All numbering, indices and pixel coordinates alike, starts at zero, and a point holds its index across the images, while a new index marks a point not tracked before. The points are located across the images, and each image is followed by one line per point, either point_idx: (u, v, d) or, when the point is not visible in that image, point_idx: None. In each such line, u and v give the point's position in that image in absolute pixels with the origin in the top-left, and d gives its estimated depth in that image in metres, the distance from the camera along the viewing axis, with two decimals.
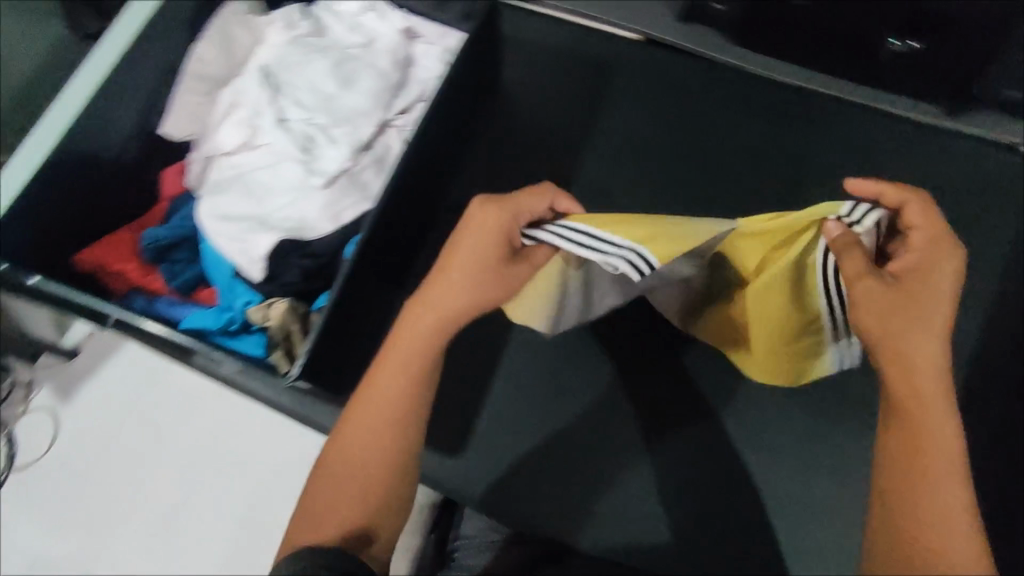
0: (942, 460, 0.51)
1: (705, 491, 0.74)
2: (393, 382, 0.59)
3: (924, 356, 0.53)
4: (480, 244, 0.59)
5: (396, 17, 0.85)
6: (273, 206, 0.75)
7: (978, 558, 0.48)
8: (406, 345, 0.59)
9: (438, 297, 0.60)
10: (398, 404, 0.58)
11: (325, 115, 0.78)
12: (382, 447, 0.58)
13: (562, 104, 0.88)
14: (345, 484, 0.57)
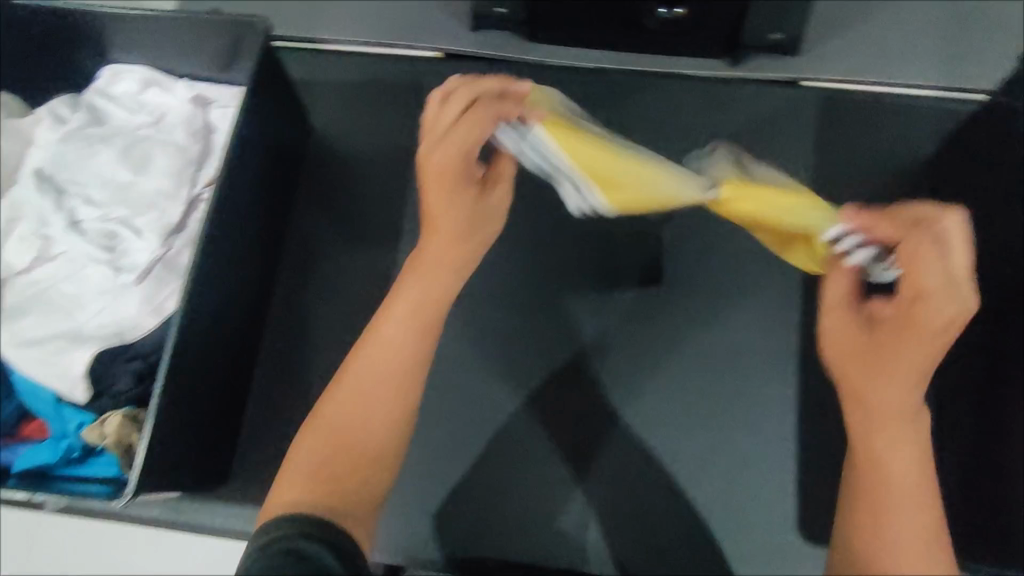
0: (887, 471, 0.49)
1: (609, 479, 0.78)
2: (384, 364, 0.55)
3: (899, 368, 0.51)
4: (456, 185, 0.59)
5: (182, 87, 0.82)
6: (87, 317, 0.70)
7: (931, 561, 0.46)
8: (399, 313, 0.57)
9: (406, 306, 0.57)
10: (413, 360, 0.55)
11: (123, 207, 0.74)
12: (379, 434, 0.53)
13: (380, 136, 0.88)
14: (348, 459, 0.51)
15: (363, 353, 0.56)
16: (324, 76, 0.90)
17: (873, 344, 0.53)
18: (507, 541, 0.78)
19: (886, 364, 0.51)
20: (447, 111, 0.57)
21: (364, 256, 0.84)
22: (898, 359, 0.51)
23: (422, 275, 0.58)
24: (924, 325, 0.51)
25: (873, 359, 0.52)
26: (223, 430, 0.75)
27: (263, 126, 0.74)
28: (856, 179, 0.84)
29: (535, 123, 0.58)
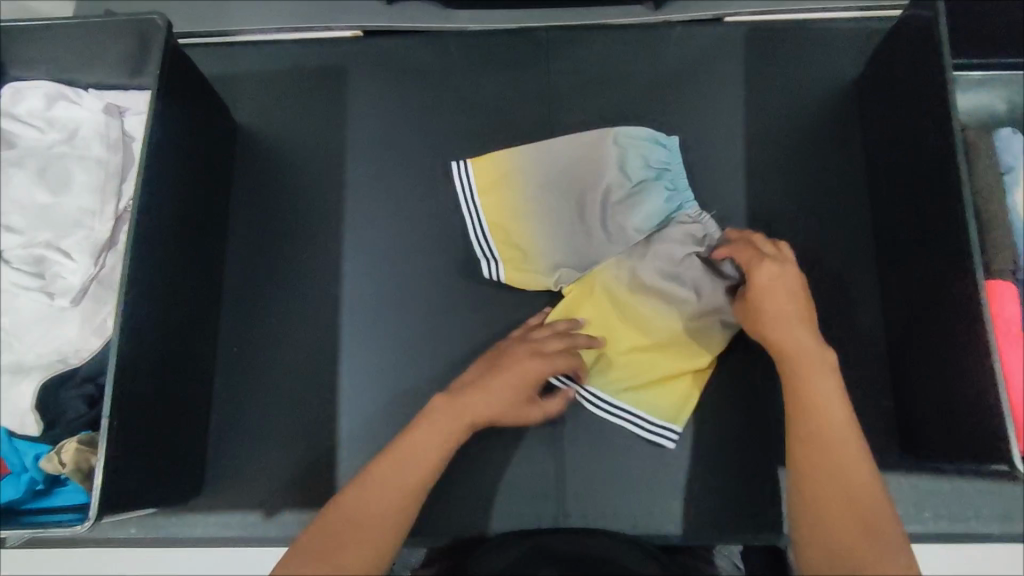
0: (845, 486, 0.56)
1: (573, 436, 0.77)
2: (394, 486, 0.60)
3: (806, 358, 0.62)
4: (515, 384, 0.67)
5: (90, 98, 0.77)
6: (25, 348, 0.68)
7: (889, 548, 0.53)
8: (426, 438, 0.62)
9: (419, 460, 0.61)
10: (425, 479, 0.61)
11: (46, 230, 0.70)
12: (381, 539, 0.57)
13: (308, 126, 0.86)
14: (338, 552, 0.56)
15: (375, 473, 0.60)
16: (244, 72, 0.87)
17: (782, 339, 0.63)
18: (482, 511, 0.76)
19: (788, 352, 0.63)
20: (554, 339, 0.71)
21: (307, 248, 0.82)
22: (800, 349, 0.62)
23: (448, 411, 0.64)
24: (764, 310, 0.64)
25: (791, 351, 0.62)
26: (183, 441, 0.73)
27: (181, 129, 0.72)
28: (786, 110, 0.85)
29: (476, 195, 0.78)
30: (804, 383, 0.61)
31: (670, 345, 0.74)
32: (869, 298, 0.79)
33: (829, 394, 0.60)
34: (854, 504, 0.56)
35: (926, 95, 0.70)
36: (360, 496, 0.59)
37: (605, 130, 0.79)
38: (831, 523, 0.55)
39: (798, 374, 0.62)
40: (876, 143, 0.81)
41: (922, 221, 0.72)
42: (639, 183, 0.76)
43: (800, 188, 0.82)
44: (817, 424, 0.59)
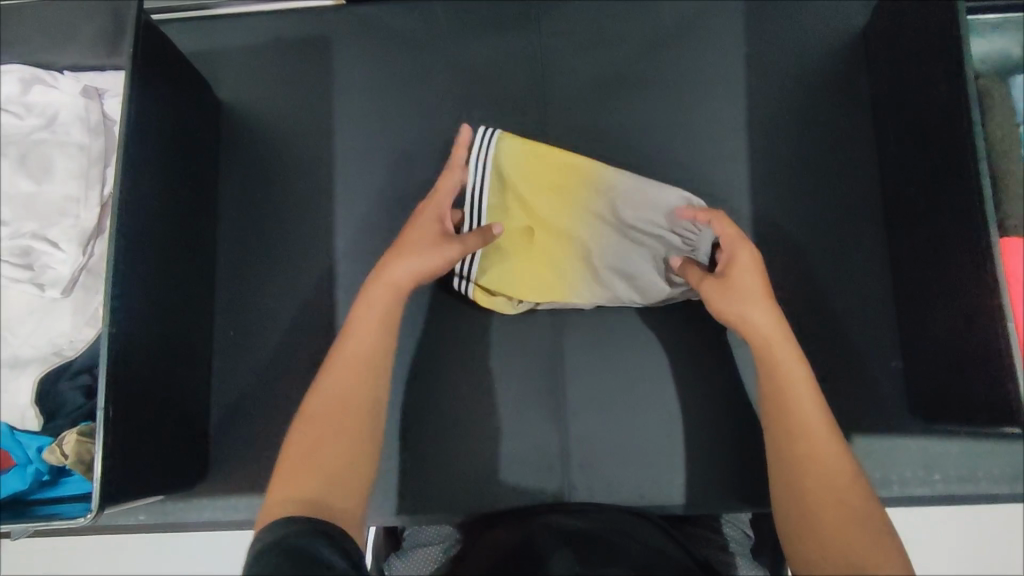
0: (819, 462, 0.57)
1: (575, 412, 0.76)
2: (347, 386, 0.60)
3: (775, 349, 0.62)
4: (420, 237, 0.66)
5: (66, 81, 0.74)
6: (21, 341, 0.68)
7: (864, 523, 0.53)
8: (356, 332, 0.62)
9: (365, 349, 0.61)
10: (372, 360, 0.61)
11: (31, 220, 0.69)
12: (358, 431, 0.58)
13: (294, 101, 0.83)
14: (322, 453, 0.56)
15: (326, 388, 0.60)
16: (225, 46, 0.84)
17: (767, 344, 0.62)
18: (486, 487, 0.75)
19: (765, 342, 0.62)
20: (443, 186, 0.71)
21: (299, 228, 0.80)
22: (783, 365, 0.61)
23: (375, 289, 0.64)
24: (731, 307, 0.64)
25: (770, 346, 0.62)
26: (184, 427, 0.73)
27: (160, 107, 0.69)
28: (790, 65, 0.81)
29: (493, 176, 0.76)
30: (787, 396, 0.60)
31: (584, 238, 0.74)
32: (877, 259, 0.77)
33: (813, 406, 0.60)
34: (828, 478, 0.56)
35: (938, 43, 0.67)
36: (320, 410, 0.58)
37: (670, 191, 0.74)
38: (823, 522, 0.53)
39: (782, 392, 0.61)
40: (884, 97, 0.77)
41: (933, 178, 0.69)
42: (639, 257, 0.75)
43: (806, 148, 0.79)
44: (806, 436, 0.58)
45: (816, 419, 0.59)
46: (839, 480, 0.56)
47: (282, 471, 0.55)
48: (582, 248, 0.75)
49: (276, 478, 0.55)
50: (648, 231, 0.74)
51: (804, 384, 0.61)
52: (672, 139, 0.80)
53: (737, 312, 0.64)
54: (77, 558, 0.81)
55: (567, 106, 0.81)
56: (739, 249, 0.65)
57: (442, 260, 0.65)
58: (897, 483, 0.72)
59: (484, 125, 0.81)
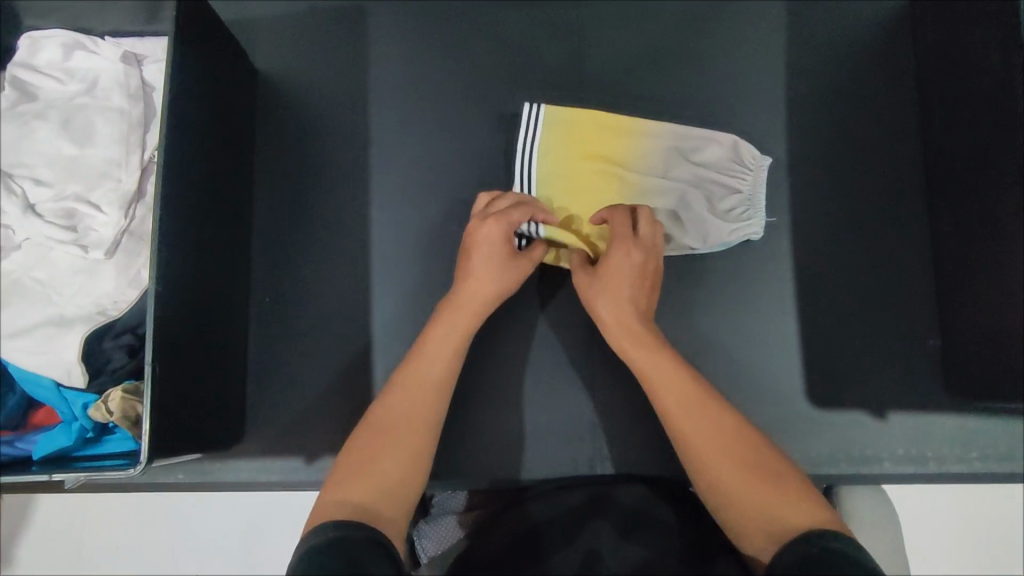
0: (709, 435, 0.58)
1: (608, 384, 0.76)
2: (408, 401, 0.62)
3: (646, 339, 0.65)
4: (491, 251, 0.68)
5: (107, 46, 0.74)
6: (66, 300, 0.69)
7: (763, 488, 0.55)
8: (426, 356, 0.65)
9: (422, 370, 0.64)
10: (440, 384, 0.64)
11: (76, 182, 0.70)
12: (415, 449, 0.59)
13: (330, 71, 0.83)
14: (379, 465, 0.57)
15: (390, 400, 0.62)
16: (260, 15, 0.84)
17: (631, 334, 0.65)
18: (517, 456, 0.76)
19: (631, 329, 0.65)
20: (500, 203, 0.70)
21: (334, 196, 0.80)
22: (650, 356, 0.63)
23: (450, 314, 0.67)
24: (605, 303, 0.66)
25: (636, 337, 0.65)
26: (222, 390, 0.74)
27: (200, 72, 0.70)
28: (833, 37, 0.79)
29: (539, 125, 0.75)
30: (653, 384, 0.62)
31: (636, 182, 0.74)
32: (918, 235, 0.75)
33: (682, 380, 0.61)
34: (723, 447, 0.58)
35: (994, 13, 0.65)
36: (382, 422, 0.60)
37: (716, 138, 0.75)
38: (735, 493, 0.55)
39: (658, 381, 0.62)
40: (931, 70, 0.75)
41: (980, 152, 0.67)
42: (695, 199, 0.74)
43: (847, 123, 0.78)
44: (681, 412, 0.60)
45: (679, 398, 0.61)
46: (730, 446, 0.57)
47: (339, 472, 0.57)
48: (637, 191, 0.74)
49: (331, 478, 0.56)
50: (700, 174, 0.74)
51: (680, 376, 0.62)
52: (710, 112, 0.79)
53: (616, 305, 0.66)
54: (113, 516, 0.83)
55: (604, 77, 0.80)
56: (617, 244, 0.66)
57: (503, 290, 0.68)
58: (932, 461, 0.72)
59: (520, 96, 0.80)
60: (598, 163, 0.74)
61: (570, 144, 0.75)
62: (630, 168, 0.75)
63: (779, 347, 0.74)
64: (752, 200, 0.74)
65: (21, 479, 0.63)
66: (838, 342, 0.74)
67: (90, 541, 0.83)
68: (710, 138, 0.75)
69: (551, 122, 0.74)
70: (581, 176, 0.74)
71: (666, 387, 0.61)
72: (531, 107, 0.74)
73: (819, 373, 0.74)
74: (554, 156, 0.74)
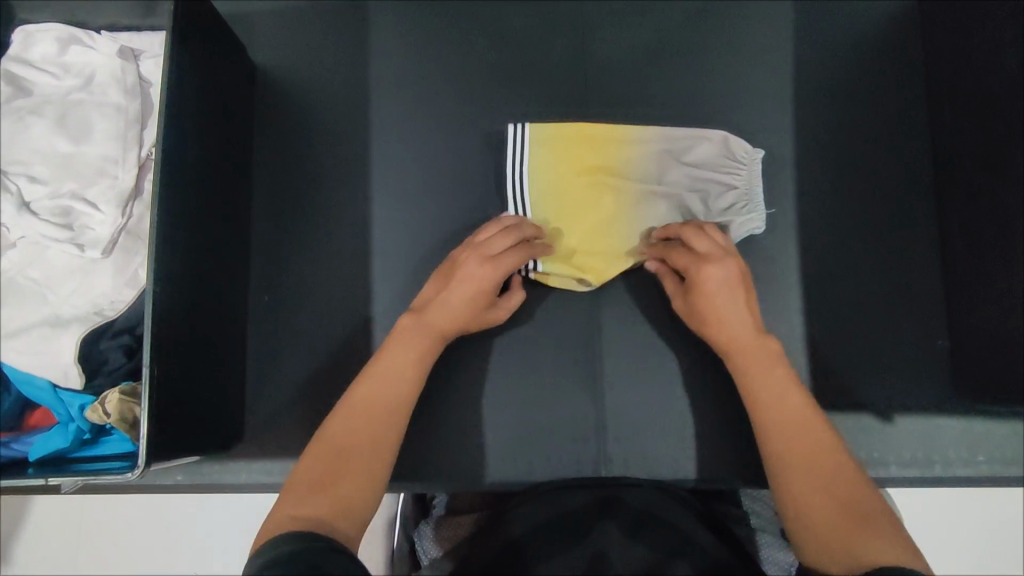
0: (806, 452, 0.57)
1: (612, 386, 0.75)
2: (370, 417, 0.61)
3: (751, 351, 0.63)
4: (478, 291, 0.67)
5: (104, 41, 0.73)
6: (63, 300, 0.68)
7: (856, 518, 0.52)
8: (387, 368, 0.64)
9: (383, 383, 0.63)
10: (400, 401, 0.63)
11: (71, 179, 0.69)
12: (368, 465, 0.58)
13: (330, 67, 0.81)
14: (334, 482, 0.56)
15: (348, 413, 0.61)
16: (258, 9, 0.82)
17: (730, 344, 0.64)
18: (520, 459, 0.75)
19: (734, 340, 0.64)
20: (494, 243, 0.68)
21: (334, 195, 0.79)
22: (758, 369, 0.63)
23: (415, 328, 0.66)
24: (703, 315, 0.65)
25: (740, 349, 0.64)
26: (221, 391, 0.73)
27: (199, 68, 0.68)
28: (841, 35, 0.78)
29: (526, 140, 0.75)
30: (756, 398, 0.62)
31: (632, 185, 0.73)
32: (926, 236, 0.74)
33: (790, 400, 0.61)
34: (820, 469, 0.56)
35: (1007, 10, 0.64)
36: (340, 439, 0.59)
37: (708, 137, 0.74)
38: (820, 517, 0.53)
39: (768, 392, 0.62)
40: (942, 67, 0.74)
41: (991, 152, 0.67)
42: (693, 199, 0.73)
43: (856, 121, 0.77)
44: (782, 427, 0.59)
45: (784, 409, 0.60)
46: (823, 469, 0.56)
47: (291, 487, 0.56)
48: (636, 194, 0.73)
49: (282, 494, 0.56)
50: (697, 174, 0.74)
51: (787, 391, 0.61)
52: (716, 111, 0.78)
53: (713, 323, 0.65)
54: (112, 516, 0.82)
55: (608, 75, 0.79)
56: (692, 268, 0.65)
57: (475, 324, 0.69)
58: (939, 465, 0.71)
59: (523, 92, 0.79)
60: (592, 171, 0.74)
61: (561, 156, 0.74)
62: (624, 173, 0.74)
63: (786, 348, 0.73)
64: (749, 196, 0.73)
65: (16, 482, 0.61)
66: (845, 345, 0.73)
67: (88, 544, 0.82)
68: (699, 137, 0.74)
69: (539, 137, 0.74)
70: (576, 185, 0.74)
71: (771, 402, 0.61)
72: (517, 124, 0.75)
73: (827, 376, 0.73)
74: (546, 171, 0.74)
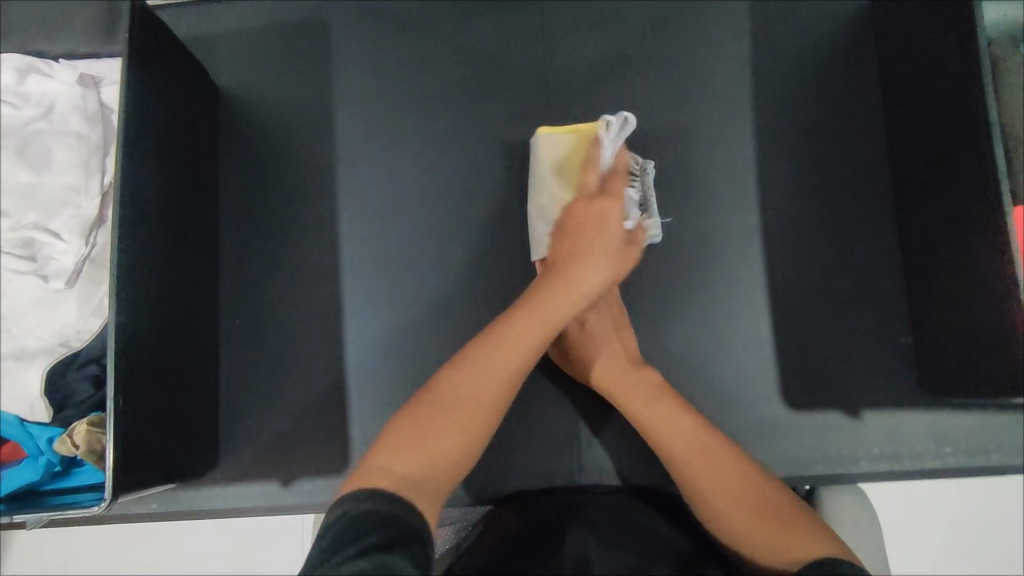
0: (712, 473, 0.60)
1: (585, 395, 0.76)
2: (478, 386, 0.61)
3: (638, 383, 0.67)
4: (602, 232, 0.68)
5: (63, 68, 0.72)
6: (28, 332, 0.70)
7: (778, 527, 0.55)
8: (513, 332, 0.63)
9: (505, 354, 0.62)
10: (515, 373, 0.63)
11: (33, 211, 0.70)
12: (469, 437, 0.59)
13: (293, 86, 0.82)
14: (435, 442, 0.57)
15: (466, 369, 0.61)
16: (220, 32, 0.83)
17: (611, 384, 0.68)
18: (496, 471, 0.75)
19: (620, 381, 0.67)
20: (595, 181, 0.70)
21: (301, 216, 0.79)
22: (651, 404, 0.65)
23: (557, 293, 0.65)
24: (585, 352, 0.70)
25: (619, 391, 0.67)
26: (194, 417, 0.73)
27: (158, 94, 0.68)
28: (796, 39, 0.80)
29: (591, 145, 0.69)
30: (642, 417, 0.65)
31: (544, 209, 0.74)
32: (886, 234, 0.76)
33: (678, 422, 0.63)
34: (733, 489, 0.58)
35: (951, 14, 0.65)
36: (443, 399, 0.59)
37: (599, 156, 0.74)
38: (750, 536, 0.55)
39: (662, 420, 0.64)
40: (893, 69, 0.76)
41: (943, 152, 0.68)
42: None
43: (813, 124, 0.78)
44: (678, 455, 0.61)
45: (678, 425, 0.63)
46: (734, 485, 0.58)
47: (393, 438, 0.56)
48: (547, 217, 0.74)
49: (384, 441, 0.56)
50: None
51: (673, 414, 0.64)
52: (677, 117, 0.79)
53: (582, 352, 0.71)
54: (90, 547, 0.82)
55: (571, 86, 0.80)
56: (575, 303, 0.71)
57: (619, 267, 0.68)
58: (907, 458, 0.73)
59: (486, 106, 0.80)
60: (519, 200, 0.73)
61: None
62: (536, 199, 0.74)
63: (754, 349, 0.74)
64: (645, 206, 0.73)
65: None
66: (812, 343, 0.74)
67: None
68: (592, 144, 0.72)
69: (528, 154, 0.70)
70: None
71: (665, 427, 0.63)
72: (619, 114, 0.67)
73: (795, 376, 0.74)
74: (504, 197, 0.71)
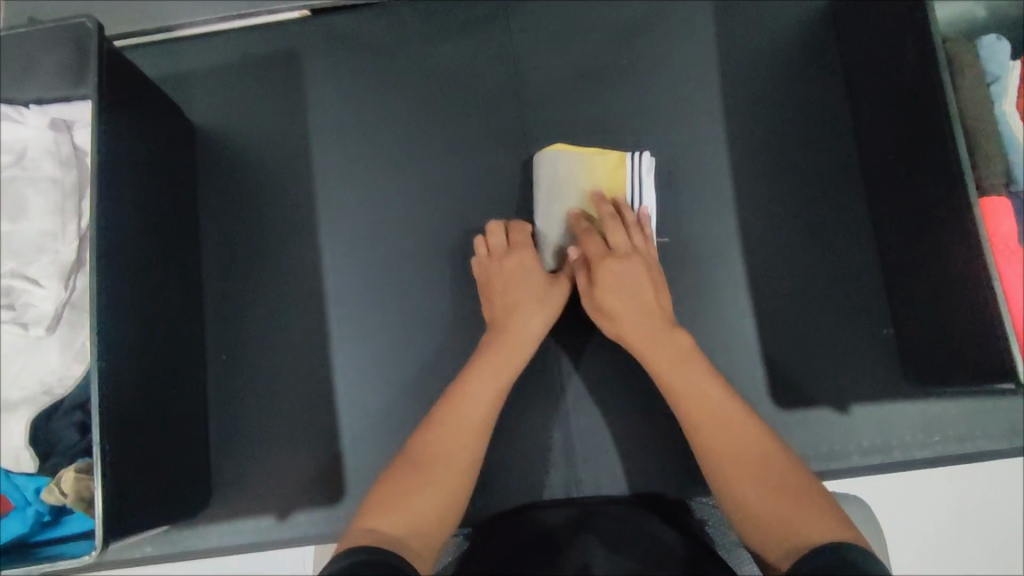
0: (741, 452, 0.59)
1: (576, 407, 0.76)
2: (451, 445, 0.63)
3: (671, 351, 0.66)
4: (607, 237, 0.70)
5: (33, 114, 0.72)
6: (7, 383, 0.67)
7: (798, 511, 0.54)
8: (472, 389, 0.66)
9: (467, 405, 0.65)
10: (481, 424, 0.65)
11: (10, 259, 0.69)
12: (447, 490, 0.60)
13: (268, 119, 0.82)
14: (413, 501, 0.58)
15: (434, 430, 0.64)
16: (191, 69, 0.83)
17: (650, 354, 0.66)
18: (493, 490, 0.75)
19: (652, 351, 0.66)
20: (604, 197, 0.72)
21: (283, 246, 0.79)
22: (689, 377, 0.64)
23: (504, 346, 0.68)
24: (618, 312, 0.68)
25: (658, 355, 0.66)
26: (183, 455, 0.72)
27: (132, 135, 0.68)
28: (761, 44, 0.81)
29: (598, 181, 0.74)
30: (675, 391, 0.64)
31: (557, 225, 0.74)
32: (861, 229, 0.77)
33: (709, 401, 0.62)
34: (760, 471, 0.57)
35: (906, 12, 0.67)
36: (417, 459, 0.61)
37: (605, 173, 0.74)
38: (768, 518, 0.54)
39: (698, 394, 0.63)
40: (856, 67, 0.77)
41: (910, 143, 0.69)
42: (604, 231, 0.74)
43: (783, 125, 0.80)
44: (708, 434, 0.61)
45: (716, 397, 0.63)
46: (762, 471, 0.57)
47: (375, 502, 0.58)
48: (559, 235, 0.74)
49: (367, 507, 0.58)
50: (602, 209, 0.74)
51: (708, 387, 0.63)
52: (649, 127, 0.80)
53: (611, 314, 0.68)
54: None
55: (543, 103, 0.81)
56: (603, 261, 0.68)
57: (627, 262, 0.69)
58: (897, 449, 0.74)
59: (461, 127, 0.81)
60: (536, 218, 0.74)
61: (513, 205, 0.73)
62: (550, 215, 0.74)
63: (741, 351, 0.75)
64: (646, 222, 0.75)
65: None
66: (797, 341, 0.75)
67: None
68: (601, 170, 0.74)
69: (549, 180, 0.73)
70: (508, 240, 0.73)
71: (696, 406, 0.62)
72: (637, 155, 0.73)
73: (783, 374, 0.75)
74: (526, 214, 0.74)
